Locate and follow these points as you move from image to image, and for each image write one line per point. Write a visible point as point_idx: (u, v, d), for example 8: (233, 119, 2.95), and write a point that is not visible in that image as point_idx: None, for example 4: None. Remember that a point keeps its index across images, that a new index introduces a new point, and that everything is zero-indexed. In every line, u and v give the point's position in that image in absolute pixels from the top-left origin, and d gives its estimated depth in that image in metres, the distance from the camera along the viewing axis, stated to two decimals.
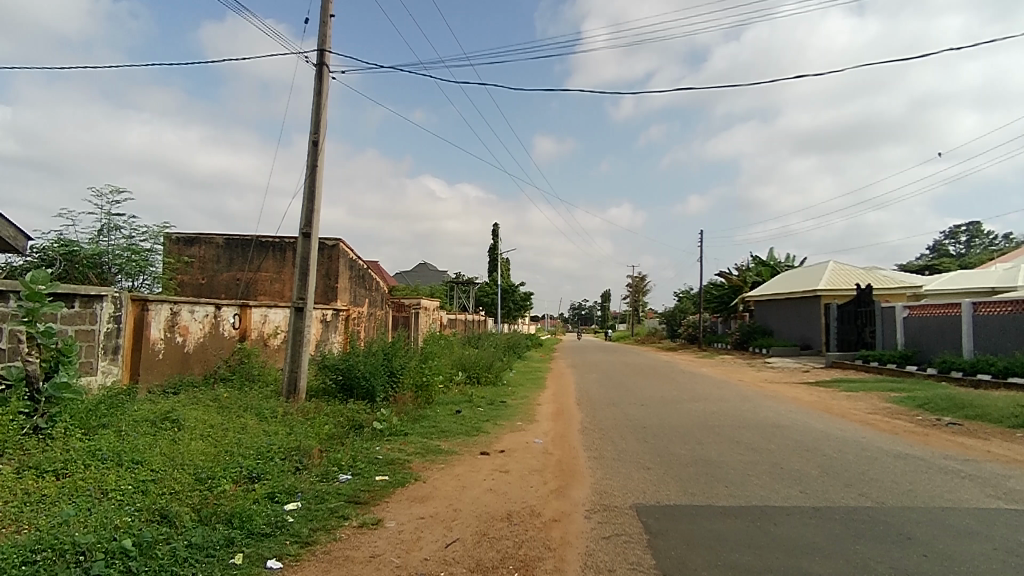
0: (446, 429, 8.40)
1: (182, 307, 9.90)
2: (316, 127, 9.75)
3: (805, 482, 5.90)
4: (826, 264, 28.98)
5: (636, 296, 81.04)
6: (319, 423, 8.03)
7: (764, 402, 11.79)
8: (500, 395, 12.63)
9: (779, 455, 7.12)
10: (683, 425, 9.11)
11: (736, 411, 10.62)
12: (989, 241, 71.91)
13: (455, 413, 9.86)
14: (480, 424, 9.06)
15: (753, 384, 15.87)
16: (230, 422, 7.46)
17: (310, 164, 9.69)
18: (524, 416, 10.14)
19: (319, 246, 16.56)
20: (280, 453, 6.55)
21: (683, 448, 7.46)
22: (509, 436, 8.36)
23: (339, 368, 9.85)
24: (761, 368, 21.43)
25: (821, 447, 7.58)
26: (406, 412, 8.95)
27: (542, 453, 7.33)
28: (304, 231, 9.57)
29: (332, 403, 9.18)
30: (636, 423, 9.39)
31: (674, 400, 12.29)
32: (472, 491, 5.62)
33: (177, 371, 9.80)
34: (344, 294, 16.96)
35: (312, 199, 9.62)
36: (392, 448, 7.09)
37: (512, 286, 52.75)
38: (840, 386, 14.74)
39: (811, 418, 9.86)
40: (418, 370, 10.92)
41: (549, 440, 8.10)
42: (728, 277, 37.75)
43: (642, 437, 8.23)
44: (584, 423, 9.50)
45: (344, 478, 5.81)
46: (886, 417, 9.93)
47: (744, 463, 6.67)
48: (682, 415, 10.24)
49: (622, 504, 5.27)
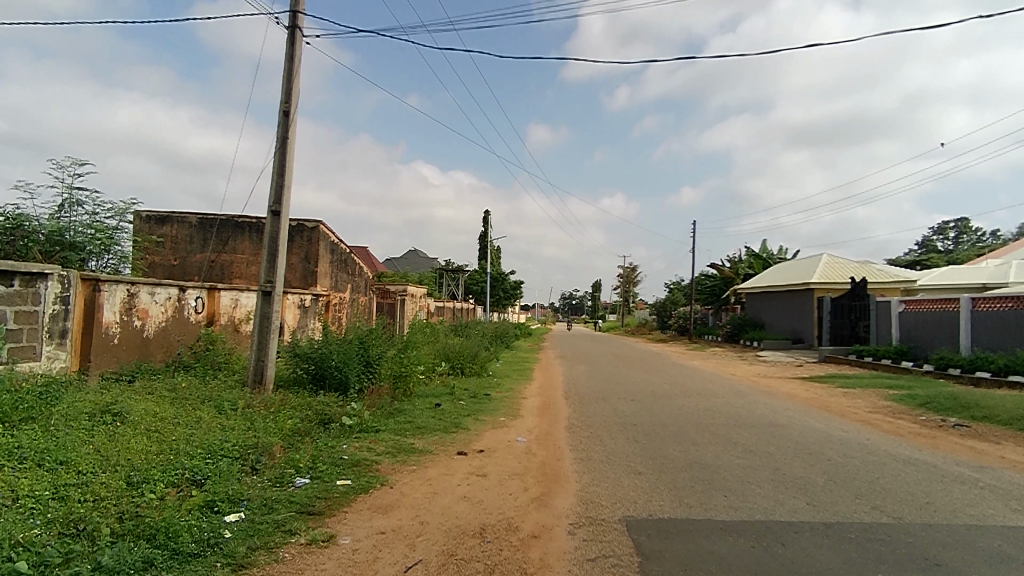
0: (422, 425, 7.80)
1: (140, 289, 9.21)
2: (287, 96, 9.04)
3: (811, 492, 5.35)
4: (819, 257, 28.58)
5: (627, 287, 80.71)
6: (284, 417, 7.40)
7: (760, 399, 11.27)
8: (484, 387, 12.03)
9: (781, 459, 6.58)
10: (676, 424, 8.56)
11: (731, 408, 10.09)
12: (976, 238, 72.27)
13: (434, 407, 9.24)
14: (460, 419, 8.48)
15: (747, 379, 15.40)
16: (183, 416, 6.83)
17: (281, 136, 8.98)
18: (508, 411, 9.54)
19: (298, 228, 15.84)
20: (234, 452, 5.92)
21: (677, 450, 6.90)
22: (491, 433, 7.78)
23: (311, 357, 9.19)
24: (754, 362, 20.99)
25: (825, 450, 7.06)
26: (381, 406, 8.35)
27: (524, 454, 6.75)
28: (273, 209, 8.89)
29: (301, 395, 8.54)
30: (626, 420, 8.83)
31: (666, 395, 11.76)
32: (443, 499, 5.02)
33: (135, 358, 9.13)
34: (325, 279, 16.25)
35: (283, 174, 8.92)
36: (360, 447, 6.46)
37: (502, 274, 52.27)
38: (836, 382, 14.28)
39: (811, 417, 9.35)
40: (396, 360, 10.32)
41: (533, 438, 7.52)
42: (721, 269, 37.30)
43: (633, 436, 7.67)
44: (571, 420, 8.93)
45: (300, 483, 5.19)
46: (888, 417, 9.44)
47: (745, 469, 6.12)
48: (675, 412, 9.70)
49: (610, 517, 4.68)
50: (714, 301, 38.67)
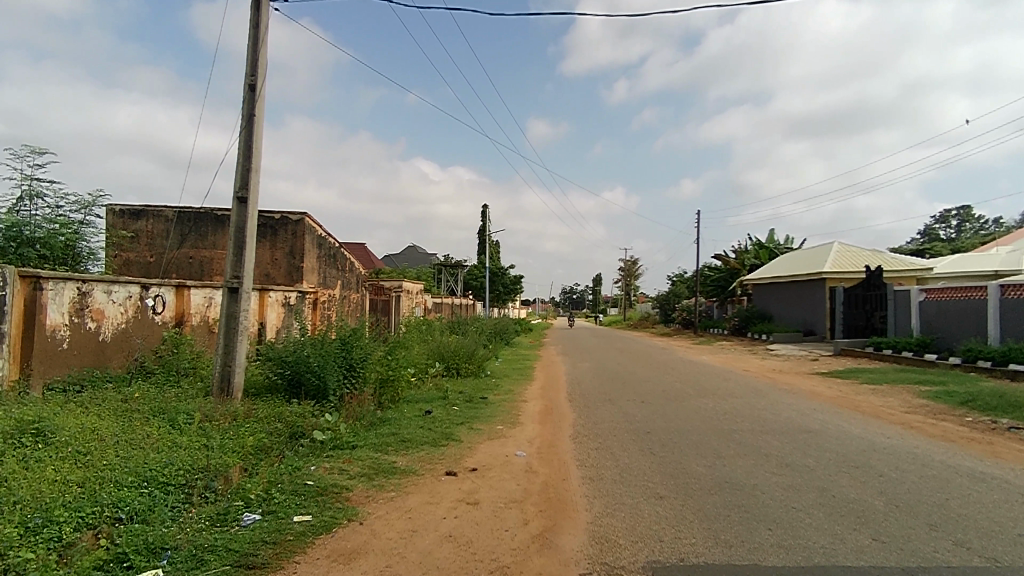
0: (408, 437, 6.85)
1: (93, 287, 8.23)
2: (253, 68, 8.07)
3: (875, 523, 4.38)
4: (829, 246, 27.55)
5: (629, 280, 79.80)
6: (247, 432, 6.44)
7: (783, 399, 10.28)
8: (481, 390, 11.05)
9: (825, 475, 5.61)
10: (695, 432, 7.57)
11: (754, 410, 9.11)
12: (980, 225, 71.26)
13: (423, 415, 8.27)
14: (452, 429, 7.53)
15: (763, 375, 14.40)
16: (126, 434, 5.86)
17: (247, 112, 7.99)
18: (507, 418, 8.55)
19: (282, 221, 14.87)
20: (176, 479, 4.99)
21: (702, 465, 5.95)
22: (486, 446, 6.82)
23: (284, 361, 8.20)
24: (766, 356, 19.99)
25: (873, 462, 6.10)
26: (361, 416, 7.40)
27: (524, 473, 5.79)
28: (238, 195, 7.91)
29: (272, 404, 7.56)
30: (638, 428, 7.84)
31: (679, 395, 10.78)
32: (424, 542, 4.05)
33: (88, 365, 8.15)
34: (312, 275, 15.27)
35: (250, 155, 7.94)
36: (331, 469, 5.49)
37: (502, 269, 51.27)
38: (860, 377, 13.28)
39: (844, 420, 8.38)
40: (382, 363, 9.34)
41: (534, 453, 6.55)
42: (726, 260, 36.26)
43: (649, 448, 6.70)
44: (576, 428, 7.94)
45: (248, 521, 4.24)
46: (930, 418, 8.48)
47: (786, 490, 5.15)
48: (692, 415, 8.74)
49: (631, 564, 3.71)
50: (719, 293, 37.67)
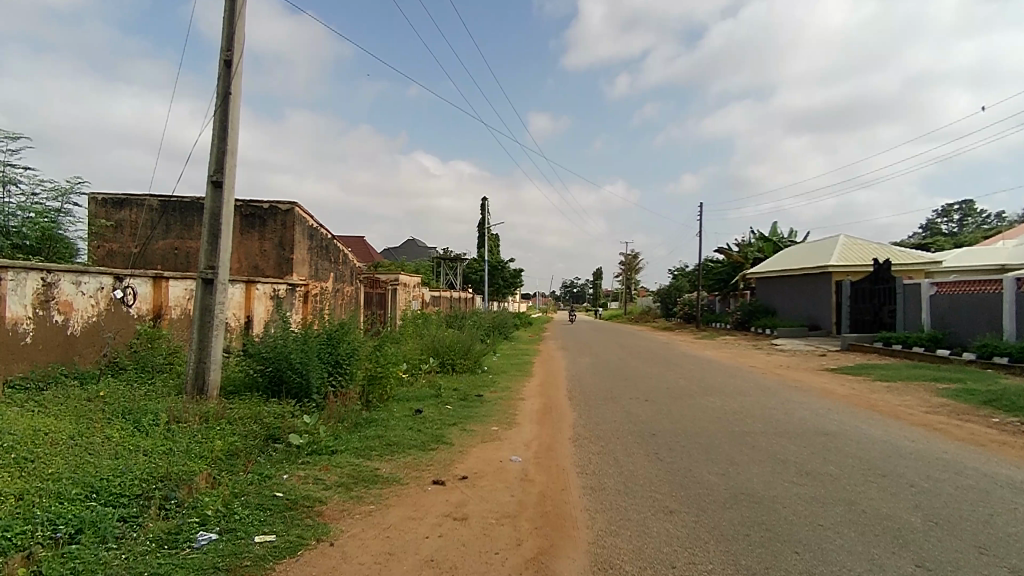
0: (395, 441, 6.33)
1: (60, 277, 7.71)
2: (228, 43, 7.50)
3: (915, 546, 3.86)
4: (835, 238, 26.99)
5: (629, 274, 79.24)
6: (219, 434, 5.93)
7: (793, 398, 9.77)
8: (477, 387, 10.54)
9: (852, 487, 5.08)
10: (703, 435, 7.04)
11: (763, 410, 8.59)
12: (983, 219, 70.63)
13: (412, 415, 7.74)
14: (443, 431, 7.02)
15: (770, 372, 13.89)
16: (81, 438, 5.33)
17: (222, 90, 7.44)
18: (502, 418, 8.03)
19: (271, 211, 14.32)
20: (130, 490, 4.47)
21: (713, 474, 5.44)
22: (479, 451, 6.30)
23: (264, 358, 7.66)
24: (771, 352, 19.46)
25: (900, 470, 5.58)
26: (345, 417, 6.87)
27: (519, 482, 5.28)
28: (213, 179, 7.37)
29: (249, 404, 7.03)
30: (642, 430, 7.31)
31: (684, 393, 10.26)
32: (401, 567, 3.53)
33: (56, 360, 7.63)
34: (302, 267, 14.70)
35: (225, 136, 7.40)
36: (305, 478, 4.96)
37: (502, 263, 50.68)
38: (872, 374, 12.76)
39: (862, 422, 7.86)
40: (371, 360, 8.80)
41: (530, 458, 6.02)
42: (728, 253, 35.66)
43: (654, 453, 6.18)
44: (576, 430, 7.41)
45: (201, 542, 3.71)
46: (953, 419, 7.96)
47: (810, 505, 4.63)
48: (699, 416, 8.21)
49: None
50: (721, 287, 37.08)
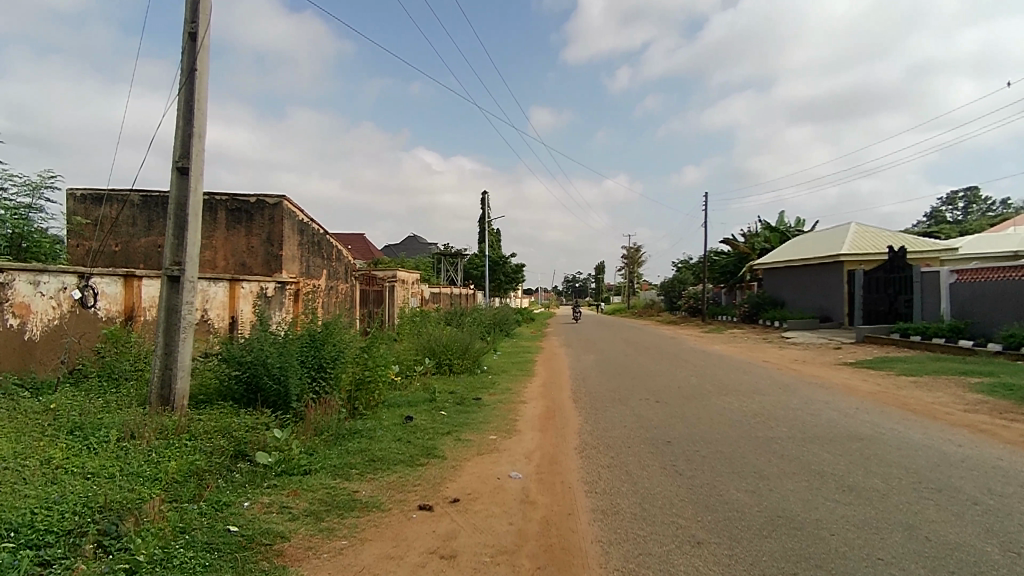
0: (381, 455, 5.64)
1: (15, 277, 7.07)
2: (194, 14, 6.78)
3: None
4: (846, 227, 26.20)
5: (632, 268, 78.42)
6: (178, 453, 5.26)
7: (816, 396, 9.05)
8: (476, 389, 9.83)
9: (904, 506, 4.38)
10: (725, 441, 6.33)
11: (787, 411, 7.85)
12: (988, 206, 69.73)
13: (402, 424, 7.04)
14: (435, 443, 6.31)
15: (786, 367, 13.14)
16: (12, 462, 4.63)
17: (187, 67, 6.71)
18: (501, 425, 7.31)
19: (259, 205, 13.64)
20: (59, 526, 3.82)
21: (741, 491, 4.73)
22: (475, 465, 5.61)
23: (238, 363, 6.96)
24: (784, 345, 18.69)
25: (957, 483, 4.87)
26: (326, 429, 6.17)
27: (519, 504, 4.59)
28: (178, 165, 6.65)
29: (221, 415, 6.33)
30: (657, 437, 6.59)
31: (698, 393, 9.55)
32: None
33: (12, 368, 7.05)
34: (292, 264, 14.00)
35: (191, 117, 6.68)
36: (269, 506, 4.29)
37: (503, 258, 49.93)
38: (894, 368, 12.02)
39: (897, 423, 7.13)
40: (359, 363, 8.09)
41: (532, 474, 5.32)
42: (734, 244, 34.85)
43: (672, 465, 5.48)
44: (584, 437, 6.71)
45: None
46: (998, 418, 7.24)
47: (861, 532, 3.93)
48: (718, 419, 7.48)
49: None
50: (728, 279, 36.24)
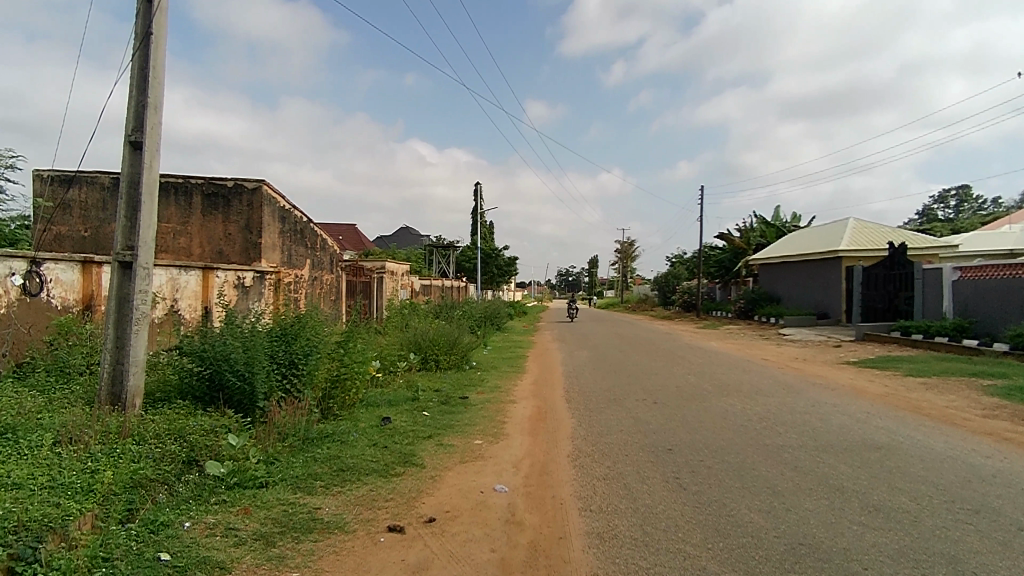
0: (351, 464, 5.05)
1: None
2: None
3: None
4: (844, 223, 25.75)
5: (626, 263, 77.95)
6: (120, 458, 4.65)
7: (823, 398, 8.53)
8: (462, 387, 9.25)
9: (940, 531, 3.85)
10: (731, 450, 5.78)
11: (795, 416, 7.32)
12: (980, 205, 69.67)
13: (378, 426, 6.44)
14: (414, 449, 5.72)
15: (786, 365, 12.65)
16: None
17: (141, 30, 6.06)
18: (488, 428, 6.74)
19: (237, 190, 12.98)
20: None
21: (754, 511, 4.18)
22: (456, 476, 5.04)
23: (200, 357, 6.34)
24: (782, 343, 18.23)
25: (995, 503, 4.35)
26: (292, 433, 5.57)
27: (504, 524, 4.03)
28: (130, 139, 6.01)
29: (176, 416, 5.72)
30: (656, 444, 6.03)
31: (698, 393, 9.01)
32: None
33: None
34: (272, 253, 13.33)
35: (145, 86, 6.04)
36: (212, 528, 3.70)
37: (496, 251, 49.29)
38: (900, 368, 11.55)
39: (914, 430, 6.61)
40: (335, 360, 7.48)
41: (518, 488, 4.75)
42: (729, 239, 34.37)
43: (674, 478, 4.93)
44: (577, 443, 6.15)
45: None
46: (1020, 425, 6.75)
47: (897, 565, 3.40)
48: (721, 424, 6.93)
49: None
50: (722, 274, 35.77)
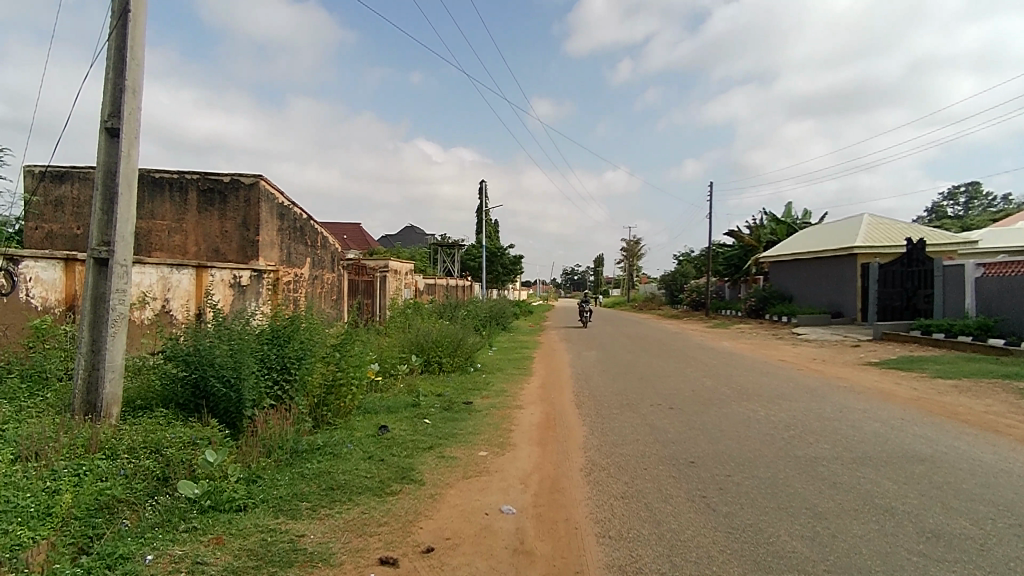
0: (342, 480, 4.58)
1: None
2: None
3: None
4: (857, 219, 25.12)
5: (632, 261, 77.27)
6: (86, 474, 4.20)
7: (851, 403, 8.01)
8: (466, 391, 8.77)
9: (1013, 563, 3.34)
10: (761, 463, 5.26)
11: (824, 422, 6.81)
12: (991, 201, 68.69)
13: (375, 436, 5.97)
14: (413, 462, 5.24)
15: (805, 366, 12.11)
16: None
17: (118, 7, 5.59)
18: (494, 437, 6.26)
19: (233, 185, 12.54)
20: None
21: (796, 539, 3.68)
22: (458, 493, 4.56)
23: (184, 361, 5.89)
24: (797, 343, 17.67)
25: None
26: (279, 445, 5.10)
27: (511, 554, 3.55)
28: (106, 126, 5.56)
29: (154, 425, 5.27)
30: (678, 457, 5.52)
31: (717, 397, 8.50)
32: None
33: None
34: (270, 251, 12.89)
35: (123, 67, 5.59)
36: (176, 563, 3.23)
37: (500, 250, 48.78)
38: (926, 369, 11.00)
39: (956, 439, 6.09)
40: (330, 364, 7.01)
41: (527, 509, 4.26)
42: (739, 237, 33.73)
43: (701, 496, 4.43)
44: (590, 455, 5.65)
45: None
46: None
47: None
48: (746, 432, 6.40)
49: None
50: (732, 273, 35.15)
